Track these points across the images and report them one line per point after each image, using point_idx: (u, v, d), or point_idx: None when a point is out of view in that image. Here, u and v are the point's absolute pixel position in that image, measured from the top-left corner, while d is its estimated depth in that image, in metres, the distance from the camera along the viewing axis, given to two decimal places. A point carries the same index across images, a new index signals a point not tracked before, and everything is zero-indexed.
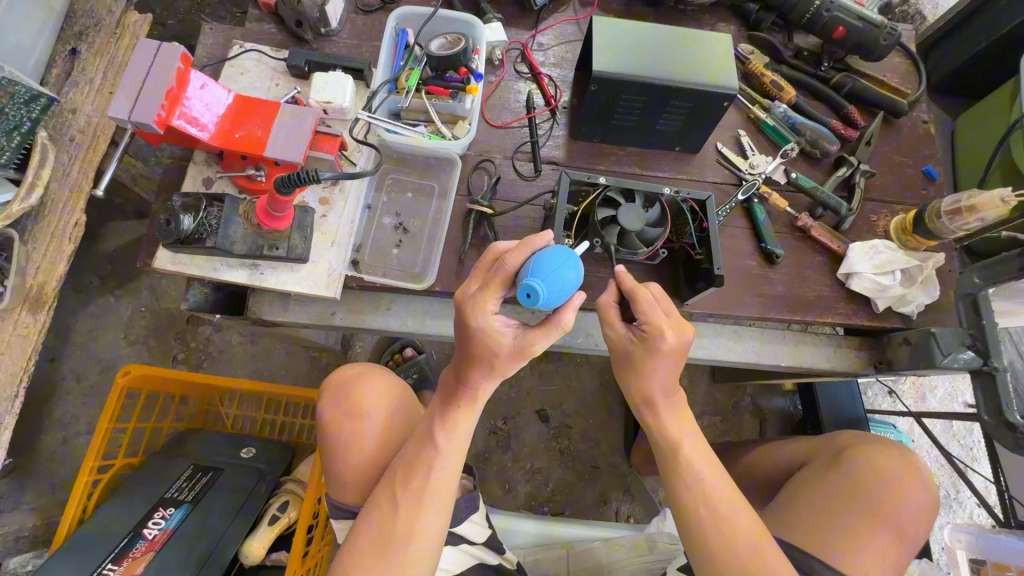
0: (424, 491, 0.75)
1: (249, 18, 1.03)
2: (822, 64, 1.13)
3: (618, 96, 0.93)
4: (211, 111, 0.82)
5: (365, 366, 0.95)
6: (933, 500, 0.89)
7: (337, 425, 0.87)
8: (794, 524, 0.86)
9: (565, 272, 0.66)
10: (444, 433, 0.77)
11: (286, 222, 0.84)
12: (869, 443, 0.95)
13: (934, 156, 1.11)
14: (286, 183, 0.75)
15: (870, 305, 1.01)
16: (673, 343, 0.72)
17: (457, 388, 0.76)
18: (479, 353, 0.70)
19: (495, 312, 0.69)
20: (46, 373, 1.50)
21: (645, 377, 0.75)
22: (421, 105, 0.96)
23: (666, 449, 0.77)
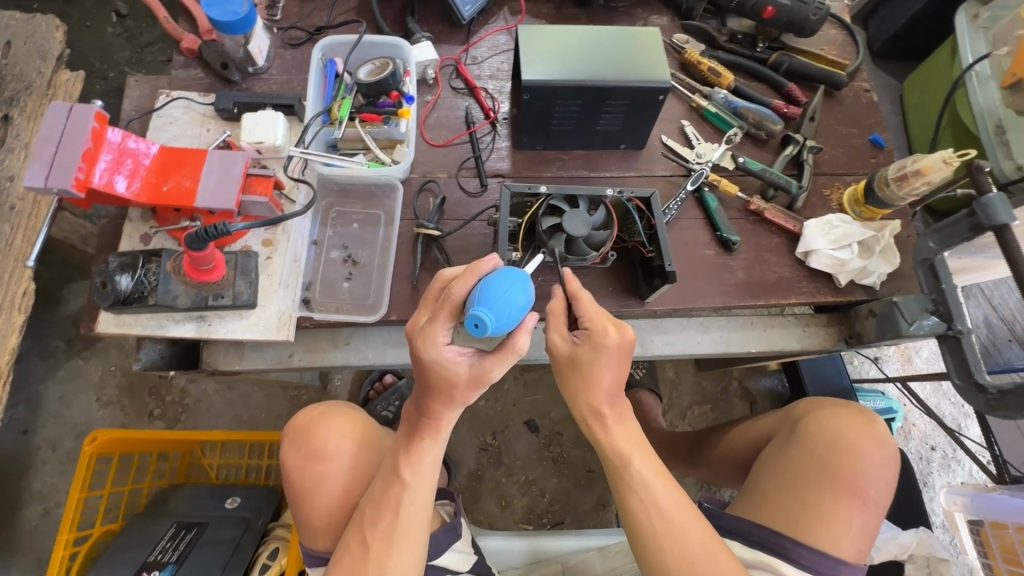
0: (395, 529, 0.74)
1: (174, 65, 1.01)
2: (757, 45, 1.13)
3: (553, 102, 0.92)
4: (137, 167, 0.81)
5: (324, 406, 0.95)
6: (891, 451, 0.88)
7: (303, 472, 0.86)
8: (763, 503, 0.86)
9: (514, 295, 0.65)
10: (410, 468, 0.75)
11: (217, 272, 0.81)
12: (819, 406, 0.94)
13: (880, 123, 1.11)
14: (202, 237, 0.74)
15: (833, 280, 1.00)
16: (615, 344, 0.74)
17: (418, 420, 0.75)
18: (437, 385, 0.70)
19: (446, 343, 0.69)
20: (21, 446, 1.47)
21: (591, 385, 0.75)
22: (356, 134, 0.94)
23: (620, 467, 0.76)
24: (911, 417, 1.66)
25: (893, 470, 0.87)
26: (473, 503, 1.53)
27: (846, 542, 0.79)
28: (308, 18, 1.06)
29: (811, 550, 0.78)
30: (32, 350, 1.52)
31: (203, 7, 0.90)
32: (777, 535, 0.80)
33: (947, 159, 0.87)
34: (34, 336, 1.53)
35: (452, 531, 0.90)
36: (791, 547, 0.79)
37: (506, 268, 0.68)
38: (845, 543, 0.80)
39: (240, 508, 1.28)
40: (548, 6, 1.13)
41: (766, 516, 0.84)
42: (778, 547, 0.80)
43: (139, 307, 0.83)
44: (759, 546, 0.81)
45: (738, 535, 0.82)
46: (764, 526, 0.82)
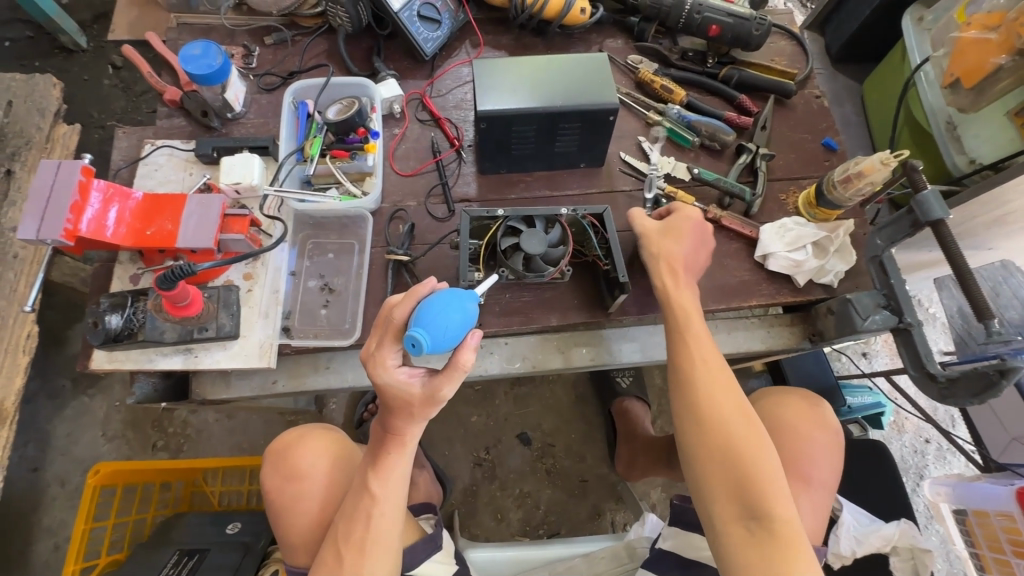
0: (367, 540, 0.80)
1: (158, 115, 1.08)
2: (708, 61, 1.18)
3: (510, 129, 0.98)
4: (122, 214, 0.87)
5: (301, 428, 1.01)
6: (834, 434, 0.96)
7: (282, 491, 0.93)
8: None
9: (449, 313, 0.70)
10: (378, 481, 0.80)
11: (195, 307, 0.86)
12: (769, 394, 1.02)
13: (832, 127, 1.16)
14: (170, 278, 0.79)
15: (792, 281, 1.04)
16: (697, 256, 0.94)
17: (384, 436, 0.80)
18: (395, 405, 0.75)
19: (396, 365, 0.75)
20: (32, 482, 1.53)
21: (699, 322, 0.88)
22: (327, 169, 1.00)
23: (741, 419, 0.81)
24: (902, 411, 1.67)
25: (837, 453, 0.95)
26: (469, 518, 1.55)
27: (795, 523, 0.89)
28: (281, 64, 1.14)
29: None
30: (40, 389, 1.59)
31: (180, 61, 0.97)
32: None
33: (885, 160, 0.91)
34: (42, 377, 1.59)
35: (431, 543, 0.95)
36: None
37: (443, 291, 0.73)
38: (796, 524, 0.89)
39: (240, 533, 1.32)
40: (507, 37, 1.20)
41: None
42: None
43: (129, 344, 0.89)
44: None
45: None
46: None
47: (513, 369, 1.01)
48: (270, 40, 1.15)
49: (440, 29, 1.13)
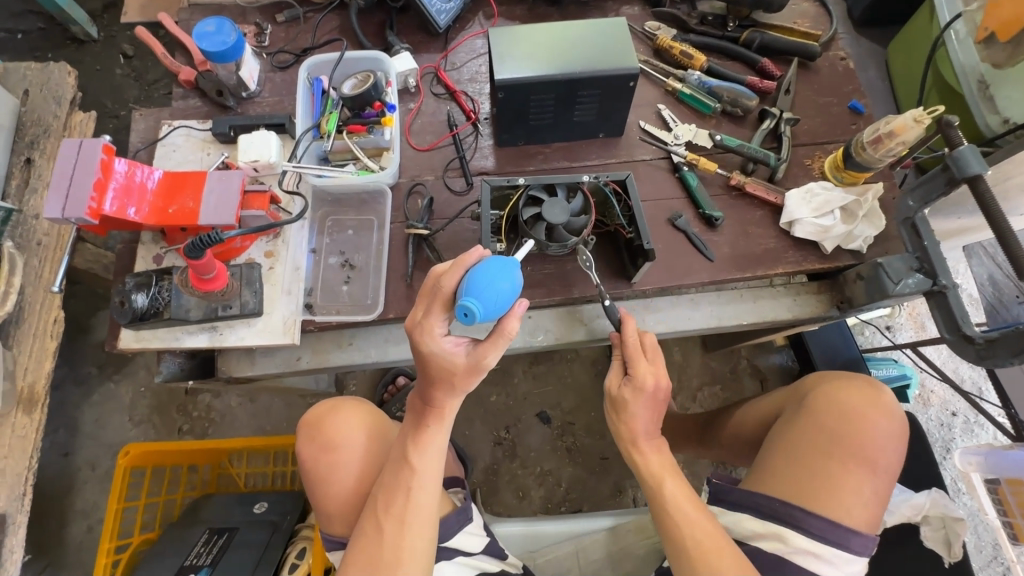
0: (408, 510, 0.81)
1: (174, 96, 1.08)
2: (728, 25, 1.15)
3: (528, 98, 0.96)
4: (144, 193, 0.87)
5: (334, 401, 0.99)
6: (899, 423, 0.89)
7: (316, 463, 0.92)
8: (773, 475, 0.87)
9: (498, 282, 0.71)
10: (418, 454, 0.83)
11: (220, 281, 0.86)
12: (829, 379, 0.95)
13: (858, 90, 1.12)
14: (197, 246, 0.79)
15: (819, 248, 1.02)
16: (652, 387, 0.81)
17: (424, 410, 0.83)
18: (440, 375, 0.78)
19: (443, 334, 0.76)
20: (64, 466, 1.56)
21: (632, 419, 0.83)
22: (345, 145, 1.00)
23: (652, 483, 0.81)
24: (928, 383, 1.64)
25: (903, 443, 0.88)
26: (491, 496, 1.56)
27: (857, 510, 0.82)
28: (294, 41, 1.12)
29: (821, 520, 0.81)
30: (67, 376, 1.62)
31: (194, 39, 0.97)
32: (786, 506, 0.82)
33: (918, 117, 0.88)
34: (69, 364, 1.62)
35: (462, 515, 0.95)
36: (800, 516, 0.81)
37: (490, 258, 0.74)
38: (856, 512, 0.82)
39: (267, 512, 1.34)
40: (520, 8, 1.18)
41: (780, 488, 0.86)
42: (789, 518, 0.82)
43: (156, 322, 0.89)
44: (769, 518, 0.83)
45: (748, 508, 0.85)
46: (773, 497, 0.84)
47: (535, 342, 1.01)
48: (281, 17, 1.13)
49: (453, 0, 1.11)
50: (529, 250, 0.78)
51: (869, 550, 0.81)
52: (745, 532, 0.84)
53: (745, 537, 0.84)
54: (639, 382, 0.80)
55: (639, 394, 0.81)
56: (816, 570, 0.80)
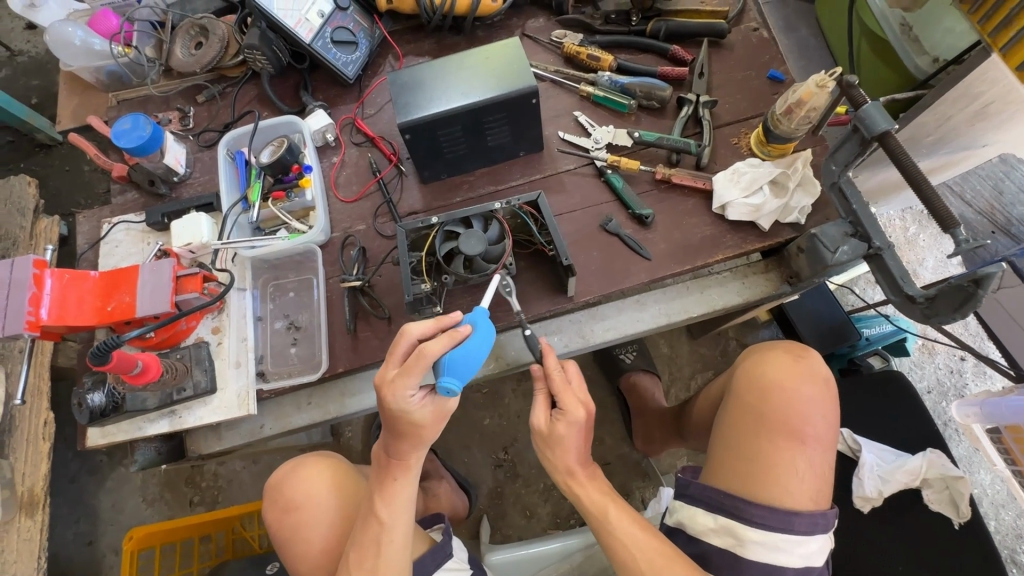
0: (378, 565, 0.80)
1: (111, 193, 1.12)
2: (633, 19, 1.14)
3: (436, 134, 0.96)
4: (83, 297, 0.90)
5: (294, 459, 1.00)
6: (825, 384, 0.89)
7: (281, 523, 0.93)
8: (721, 467, 0.87)
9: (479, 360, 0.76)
10: (385, 505, 0.82)
11: (150, 373, 0.86)
12: (754, 352, 0.96)
13: (775, 58, 1.10)
14: (100, 352, 0.76)
15: (757, 226, 0.99)
16: (583, 416, 0.84)
17: (389, 463, 0.84)
18: (406, 428, 0.78)
19: (412, 392, 0.75)
20: (90, 555, 1.62)
21: (564, 450, 0.87)
22: (272, 213, 1.03)
23: (596, 512, 0.86)
24: (930, 332, 1.57)
25: (831, 403, 0.87)
26: (499, 520, 1.56)
27: (796, 488, 0.81)
28: (217, 118, 1.16)
29: (761, 507, 0.79)
30: (81, 468, 1.68)
31: (112, 138, 1.00)
32: (730, 497, 0.82)
33: (821, 82, 0.87)
34: (80, 456, 1.68)
35: (439, 552, 0.93)
36: (744, 507, 0.80)
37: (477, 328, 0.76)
38: (795, 490, 0.81)
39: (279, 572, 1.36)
40: (428, 42, 1.19)
41: (725, 481, 0.85)
42: (734, 509, 0.81)
43: (117, 417, 0.92)
44: (718, 511, 0.83)
45: (702, 502, 0.85)
46: (720, 489, 0.84)
47: (487, 369, 1.02)
48: (201, 98, 1.17)
49: (358, 50, 1.13)
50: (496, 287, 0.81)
51: (819, 527, 0.79)
52: (700, 528, 0.84)
53: (700, 532, 0.84)
54: (568, 412, 0.84)
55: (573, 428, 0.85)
56: (772, 561, 0.78)
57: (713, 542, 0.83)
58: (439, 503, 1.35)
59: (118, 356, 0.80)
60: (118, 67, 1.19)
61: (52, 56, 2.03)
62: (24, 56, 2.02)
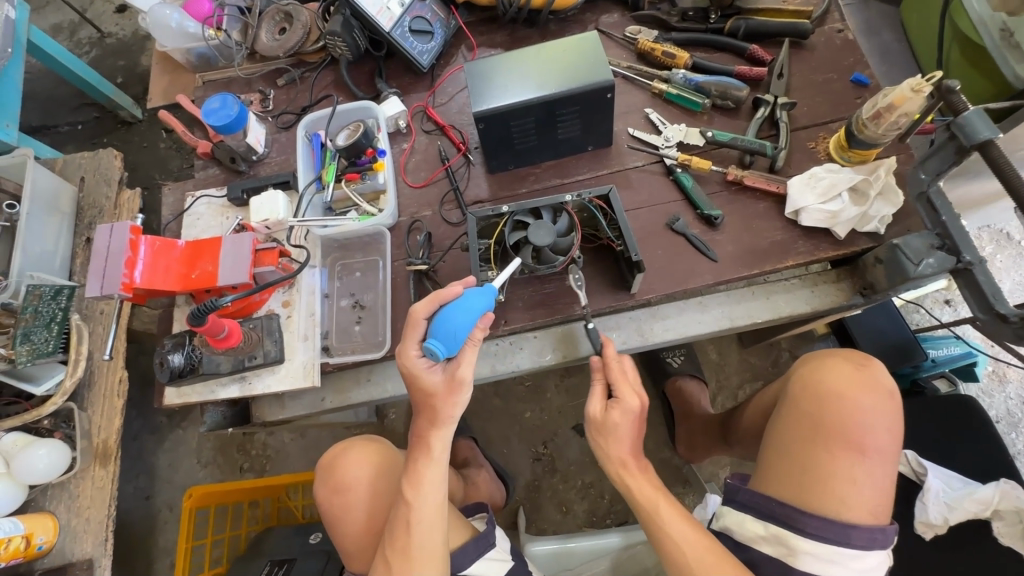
0: (410, 546, 0.79)
1: (195, 168, 1.19)
2: (711, 17, 1.12)
3: (508, 124, 0.97)
4: (170, 263, 0.96)
5: (346, 440, 1.03)
6: (887, 396, 0.85)
7: (331, 501, 0.96)
8: (773, 474, 0.86)
9: (459, 322, 0.74)
10: (413, 489, 0.81)
11: (234, 338, 0.91)
12: (810, 360, 0.93)
13: (860, 61, 1.06)
14: (200, 313, 0.84)
15: (832, 234, 0.96)
16: (638, 406, 0.87)
17: (412, 442, 0.84)
18: (423, 399, 0.80)
19: (420, 356, 0.78)
20: (147, 509, 1.72)
21: (619, 441, 0.88)
22: (344, 194, 1.06)
23: (646, 508, 0.85)
24: (1004, 358, 1.49)
25: (894, 415, 0.84)
26: (534, 513, 1.57)
27: (852, 499, 0.78)
28: (295, 101, 1.21)
29: (816, 518, 0.78)
30: (143, 427, 1.78)
31: (202, 116, 1.06)
32: (783, 507, 0.81)
33: (917, 87, 0.83)
34: (142, 416, 1.79)
35: (482, 542, 0.94)
36: (797, 516, 0.79)
37: (466, 293, 0.77)
38: (853, 502, 0.79)
39: (322, 542, 1.41)
40: (501, 34, 1.20)
41: (778, 489, 0.84)
42: (785, 518, 0.80)
43: (193, 378, 0.98)
44: (769, 519, 0.82)
45: (752, 509, 0.84)
46: (771, 498, 0.83)
47: (544, 361, 1.02)
48: (282, 81, 1.22)
49: (433, 40, 1.15)
50: (513, 270, 0.83)
51: (876, 543, 0.77)
52: (749, 535, 0.83)
53: (749, 540, 0.83)
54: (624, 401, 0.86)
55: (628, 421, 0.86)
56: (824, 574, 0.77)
57: (763, 550, 0.82)
58: (478, 491, 1.37)
59: (212, 318, 0.87)
60: (207, 49, 1.26)
61: (137, 38, 2.15)
62: (112, 38, 2.15)
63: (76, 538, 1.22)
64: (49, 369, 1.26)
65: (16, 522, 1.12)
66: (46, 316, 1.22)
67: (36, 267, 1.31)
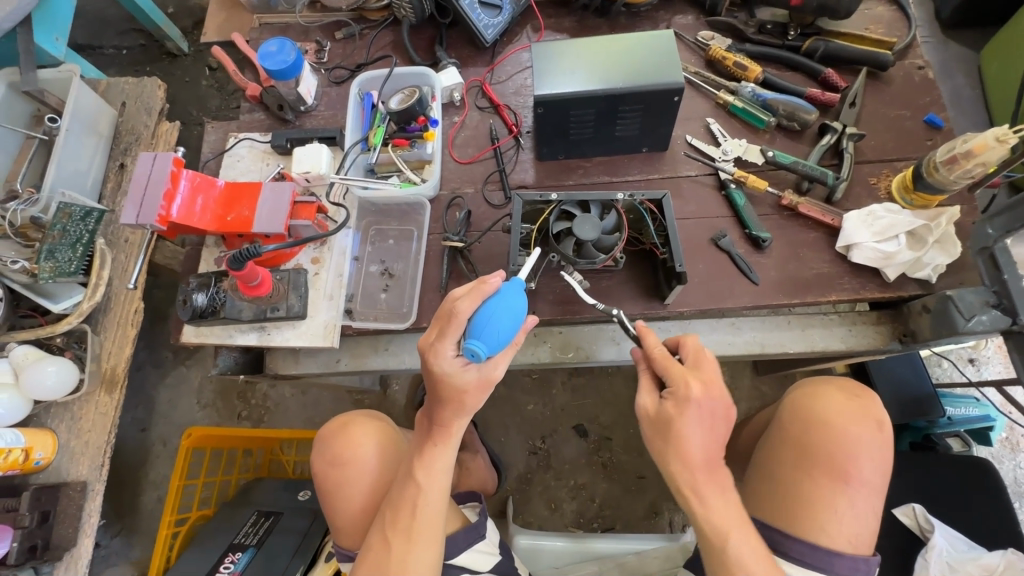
0: (413, 528, 0.78)
1: (241, 110, 1.17)
2: (789, 33, 1.08)
3: (567, 113, 0.95)
4: (207, 202, 0.95)
5: (348, 414, 0.98)
6: (882, 428, 0.83)
7: (326, 475, 0.90)
8: (755, 495, 0.84)
9: (503, 319, 0.73)
10: (423, 470, 0.80)
11: (264, 289, 0.91)
12: (807, 385, 0.90)
13: (936, 102, 1.03)
14: (239, 259, 0.82)
15: (880, 275, 0.94)
16: (709, 400, 0.72)
17: (430, 428, 0.81)
18: (449, 393, 0.76)
19: (455, 355, 0.75)
20: (141, 441, 1.73)
21: (683, 441, 0.72)
22: (390, 158, 1.04)
23: (713, 531, 0.72)
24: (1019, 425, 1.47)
25: (884, 448, 0.81)
26: (523, 505, 1.56)
27: (834, 528, 0.76)
28: (350, 57, 1.18)
29: (801, 543, 0.76)
30: (147, 359, 1.79)
31: (258, 59, 1.04)
32: (766, 529, 0.79)
33: (1002, 136, 0.79)
34: (148, 348, 1.79)
35: (473, 531, 0.91)
36: (782, 541, 0.77)
37: (506, 288, 0.76)
38: (837, 530, 0.76)
39: (309, 500, 1.40)
40: (569, 20, 1.17)
41: (760, 508, 0.82)
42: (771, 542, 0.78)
43: (213, 320, 0.97)
44: None
45: None
46: (756, 519, 0.81)
47: (565, 358, 0.99)
48: (340, 35, 1.20)
49: (501, 15, 1.12)
50: (537, 258, 0.80)
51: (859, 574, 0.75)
52: None
53: None
54: (709, 402, 0.72)
55: (704, 429, 0.72)
56: None
57: None
58: (472, 476, 1.37)
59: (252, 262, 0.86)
60: None
61: None
62: None
63: (73, 459, 1.22)
64: (68, 288, 1.26)
65: (17, 434, 1.12)
66: (73, 236, 1.22)
67: (67, 185, 1.30)
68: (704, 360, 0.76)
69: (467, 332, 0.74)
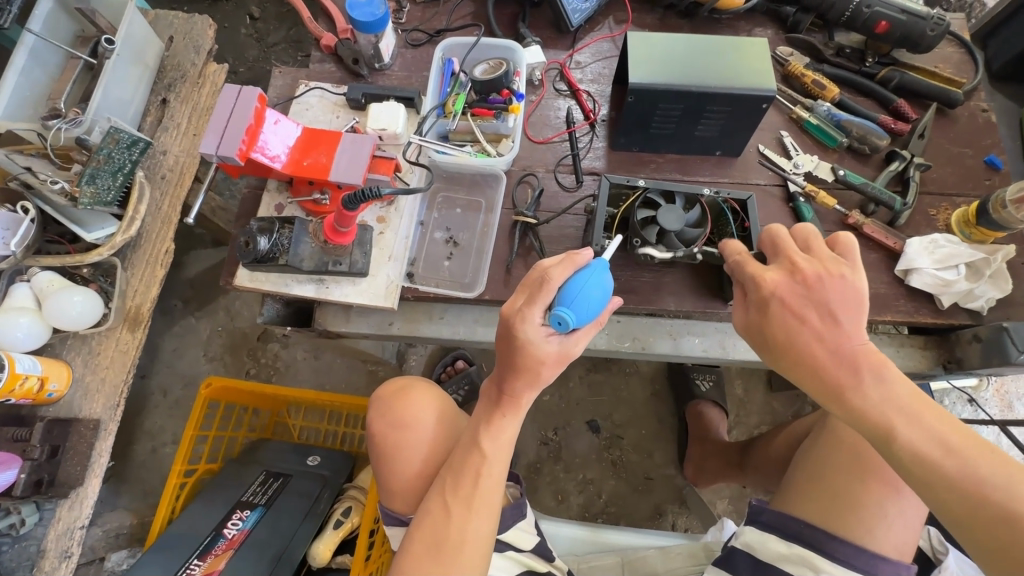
0: (473, 496, 0.78)
1: (312, 59, 1.14)
2: (866, 60, 1.11)
3: (656, 105, 0.95)
4: (284, 144, 0.93)
5: (405, 381, 1.01)
6: None
7: (387, 436, 0.93)
8: (799, 497, 0.87)
9: (592, 293, 0.74)
10: (490, 439, 0.79)
11: (349, 237, 0.92)
12: None
13: (996, 145, 1.07)
14: (355, 200, 0.83)
15: (934, 302, 0.97)
16: (806, 274, 0.66)
17: (499, 398, 0.80)
18: (527, 363, 0.74)
19: (541, 323, 0.74)
20: (139, 388, 1.66)
21: (810, 333, 0.65)
22: (467, 126, 1.03)
23: (879, 437, 0.63)
24: None
25: None
26: (530, 494, 1.57)
27: (881, 532, 0.79)
28: (429, 21, 1.17)
29: (847, 545, 0.78)
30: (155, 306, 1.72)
31: (346, 8, 1.01)
32: (811, 529, 0.81)
33: None
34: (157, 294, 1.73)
35: (517, 509, 0.93)
36: (827, 541, 0.79)
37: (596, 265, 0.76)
38: (883, 535, 0.79)
39: (319, 466, 1.36)
40: (652, 17, 1.18)
41: (804, 508, 0.85)
42: (813, 541, 0.80)
43: (272, 266, 0.94)
44: (794, 539, 0.82)
45: (777, 529, 0.84)
46: (800, 519, 0.83)
47: (621, 347, 1.01)
48: None
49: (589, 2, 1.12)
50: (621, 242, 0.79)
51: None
52: (772, 555, 0.83)
53: (773, 559, 0.82)
54: (815, 292, 0.66)
55: (830, 332, 0.65)
56: None
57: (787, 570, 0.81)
58: None
59: (361, 206, 0.86)
60: None
61: None
62: None
63: (88, 395, 1.17)
64: (102, 218, 1.22)
65: (35, 362, 1.07)
66: (116, 164, 1.17)
67: (111, 111, 1.24)
68: (784, 241, 0.71)
69: (557, 300, 0.74)
